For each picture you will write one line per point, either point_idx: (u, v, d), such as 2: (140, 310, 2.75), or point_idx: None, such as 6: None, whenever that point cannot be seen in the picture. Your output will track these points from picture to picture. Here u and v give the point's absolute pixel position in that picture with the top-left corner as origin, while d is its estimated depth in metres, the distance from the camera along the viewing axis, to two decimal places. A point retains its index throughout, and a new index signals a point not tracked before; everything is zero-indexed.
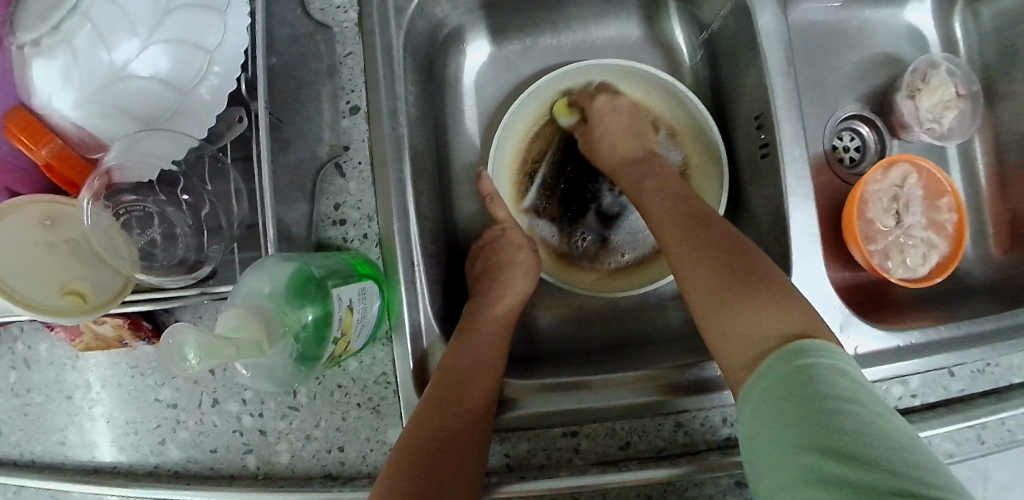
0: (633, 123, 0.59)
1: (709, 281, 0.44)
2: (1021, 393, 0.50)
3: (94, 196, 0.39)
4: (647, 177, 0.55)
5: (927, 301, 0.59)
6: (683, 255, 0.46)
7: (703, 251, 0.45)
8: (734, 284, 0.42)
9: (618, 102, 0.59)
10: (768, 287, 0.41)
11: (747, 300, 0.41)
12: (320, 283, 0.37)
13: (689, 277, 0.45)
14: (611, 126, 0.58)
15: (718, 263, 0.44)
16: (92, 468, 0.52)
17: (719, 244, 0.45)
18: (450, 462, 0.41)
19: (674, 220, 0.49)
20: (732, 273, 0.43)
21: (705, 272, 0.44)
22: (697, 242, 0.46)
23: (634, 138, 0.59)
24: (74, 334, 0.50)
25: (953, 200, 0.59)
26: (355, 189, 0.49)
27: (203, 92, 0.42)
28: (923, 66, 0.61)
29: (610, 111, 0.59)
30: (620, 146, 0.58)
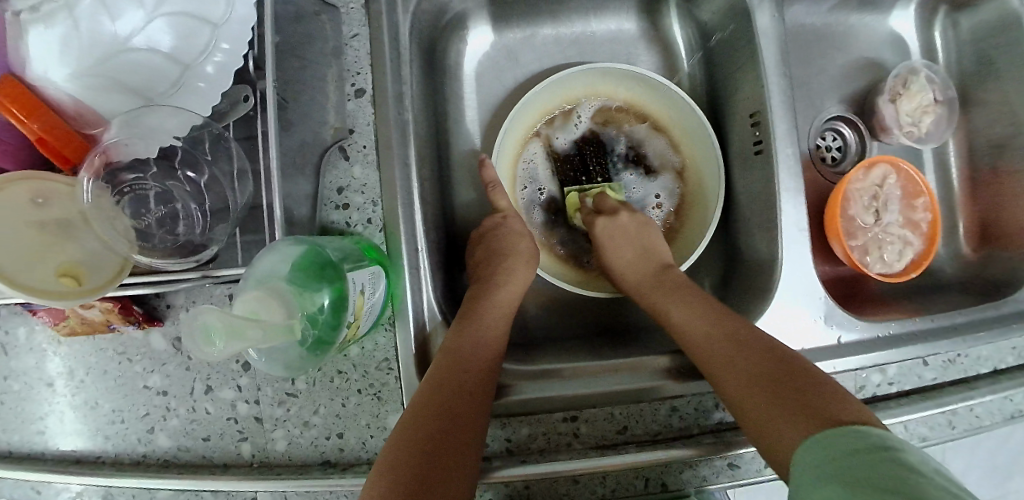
0: (643, 238, 0.59)
1: (756, 395, 0.43)
2: (986, 382, 0.53)
3: (94, 173, 0.37)
4: (660, 290, 0.55)
5: (901, 295, 0.62)
6: (729, 389, 0.45)
7: (741, 372, 0.44)
8: (783, 393, 0.42)
9: (622, 222, 0.59)
10: (817, 393, 0.41)
11: (795, 414, 0.40)
12: (336, 266, 0.36)
13: (733, 402, 0.44)
14: (619, 241, 0.59)
15: (756, 387, 0.43)
16: (74, 458, 0.51)
17: (768, 357, 0.45)
18: (466, 453, 0.42)
19: (699, 337, 0.48)
20: (770, 387, 0.43)
21: (744, 378, 0.44)
22: (741, 361, 0.45)
23: (644, 257, 0.58)
24: (58, 318, 0.48)
25: (929, 200, 0.62)
26: (359, 172, 0.48)
27: (208, 68, 0.41)
28: (904, 72, 0.64)
29: (615, 238, 0.59)
30: (622, 257, 0.58)
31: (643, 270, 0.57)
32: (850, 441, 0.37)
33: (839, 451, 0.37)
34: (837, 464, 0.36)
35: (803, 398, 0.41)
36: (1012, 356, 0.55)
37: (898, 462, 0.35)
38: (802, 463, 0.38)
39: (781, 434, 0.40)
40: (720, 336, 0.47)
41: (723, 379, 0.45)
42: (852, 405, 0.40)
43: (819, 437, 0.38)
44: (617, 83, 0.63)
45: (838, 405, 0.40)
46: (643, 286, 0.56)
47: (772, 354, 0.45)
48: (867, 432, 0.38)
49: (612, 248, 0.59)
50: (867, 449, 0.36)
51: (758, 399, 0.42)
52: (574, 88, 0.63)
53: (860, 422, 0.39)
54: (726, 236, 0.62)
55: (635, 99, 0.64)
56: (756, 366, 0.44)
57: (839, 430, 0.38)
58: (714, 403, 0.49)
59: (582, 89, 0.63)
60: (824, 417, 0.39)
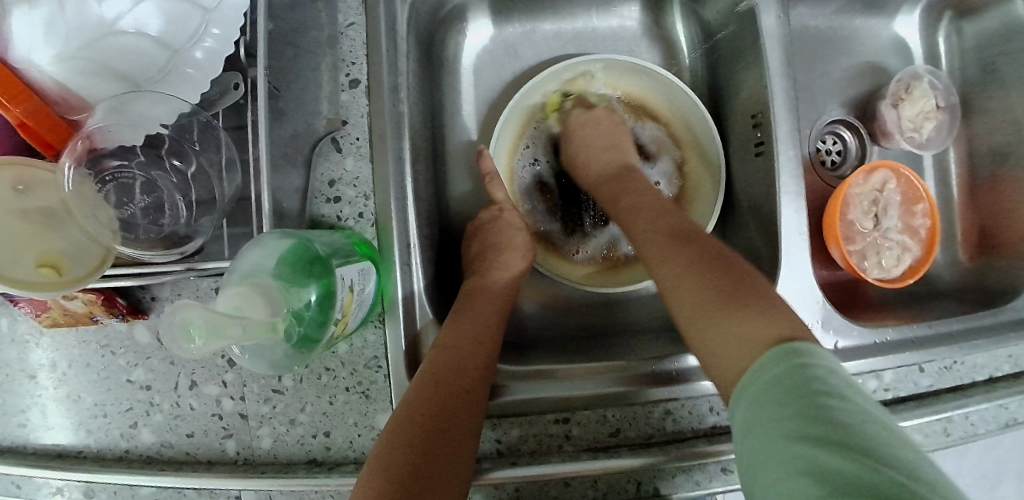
0: (612, 134, 0.61)
1: (688, 269, 0.45)
2: (982, 390, 0.53)
3: (77, 159, 0.36)
4: (623, 194, 0.55)
5: (898, 300, 0.62)
6: (665, 264, 0.46)
7: (682, 267, 0.45)
8: (727, 300, 0.41)
9: (595, 113, 0.61)
10: (757, 303, 0.41)
11: (735, 313, 0.40)
12: (324, 261, 0.35)
13: (672, 294, 0.45)
14: (591, 137, 0.60)
15: (702, 270, 0.44)
16: (55, 453, 0.50)
17: (708, 256, 0.45)
18: (433, 444, 0.40)
19: (650, 234, 0.50)
20: (718, 285, 0.43)
21: (690, 273, 0.44)
22: (687, 261, 0.45)
23: (609, 152, 0.59)
24: (39, 309, 0.47)
25: (928, 206, 0.61)
26: (351, 165, 0.46)
27: (199, 55, 0.40)
28: (907, 76, 0.64)
29: (586, 123, 0.61)
30: (595, 160, 0.59)
31: (606, 165, 0.58)
32: (785, 365, 0.36)
33: (780, 381, 0.35)
34: (780, 397, 0.34)
35: (744, 300, 0.41)
36: (1009, 365, 0.54)
37: (838, 393, 0.33)
38: (743, 407, 0.36)
39: (722, 336, 0.40)
40: (668, 225, 0.49)
41: (661, 268, 0.47)
42: (790, 318, 0.40)
43: (778, 348, 0.37)
44: (620, 77, 0.62)
45: (766, 315, 0.40)
46: (603, 182, 0.58)
47: (721, 259, 0.45)
48: (809, 357, 0.36)
49: (580, 142, 0.60)
50: (801, 384, 0.34)
51: (704, 292, 0.43)
52: (575, 80, 0.62)
53: (791, 338, 0.38)
54: (724, 238, 0.61)
55: (637, 92, 0.63)
56: (689, 252, 0.46)
57: (784, 348, 0.37)
58: (709, 407, 0.48)
59: (585, 80, 0.62)
60: (759, 319, 0.39)
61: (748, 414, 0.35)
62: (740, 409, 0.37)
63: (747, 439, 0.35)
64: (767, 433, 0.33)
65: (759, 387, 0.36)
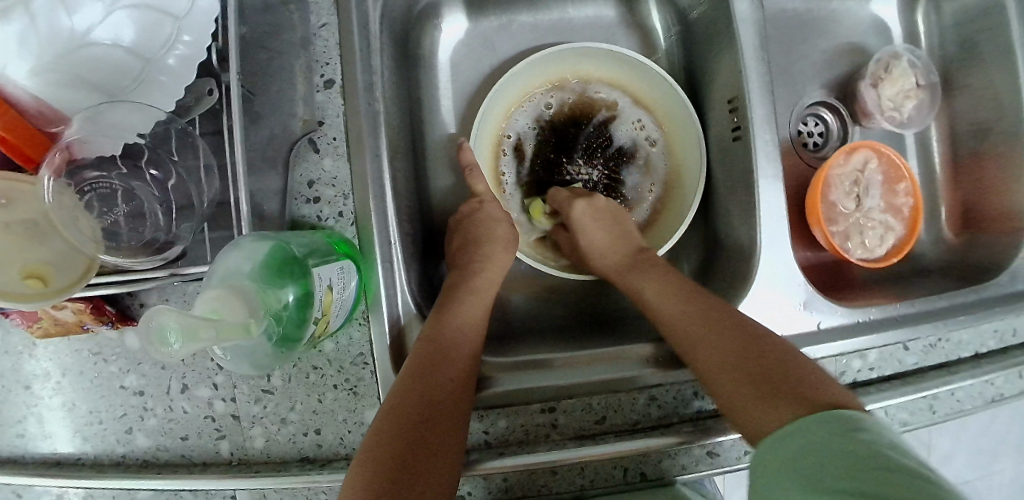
0: (614, 217, 0.59)
1: (726, 355, 0.44)
2: (967, 366, 0.53)
3: (55, 171, 0.36)
4: (646, 275, 0.53)
5: (883, 280, 0.62)
6: (706, 357, 0.45)
7: (719, 349, 0.44)
8: (768, 386, 0.41)
9: (596, 206, 0.59)
10: (798, 381, 0.41)
11: (777, 398, 0.41)
12: (301, 262, 0.36)
13: (709, 377, 0.44)
14: (592, 224, 0.58)
15: (735, 362, 0.43)
16: (54, 461, 0.50)
17: (739, 345, 0.44)
18: (432, 443, 0.41)
19: (681, 304, 0.49)
20: (754, 379, 0.42)
21: (727, 373, 0.43)
22: (727, 337, 0.45)
23: (616, 241, 0.58)
24: (30, 319, 0.47)
25: (909, 185, 0.61)
26: (329, 165, 0.47)
27: (172, 62, 0.40)
28: (887, 56, 0.64)
29: (588, 218, 0.58)
30: (598, 241, 0.58)
31: (620, 255, 0.57)
32: (832, 426, 0.37)
33: (813, 423, 0.38)
34: (813, 435, 0.37)
35: (792, 385, 0.41)
36: (993, 340, 0.55)
37: (852, 429, 0.37)
38: (766, 441, 0.39)
39: (756, 424, 0.41)
40: (696, 317, 0.47)
41: (699, 353, 0.45)
42: (832, 393, 0.41)
43: (802, 421, 0.39)
44: (601, 65, 0.62)
45: (807, 383, 0.41)
46: (619, 274, 0.56)
47: (749, 333, 0.45)
48: (856, 417, 0.38)
49: (593, 244, 0.58)
50: (837, 422, 0.37)
51: (744, 398, 0.42)
52: (557, 69, 0.62)
53: (841, 406, 0.39)
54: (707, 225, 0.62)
55: (619, 81, 0.63)
56: (724, 338, 0.45)
57: (828, 413, 0.38)
58: (693, 392, 0.49)
59: (567, 69, 0.62)
60: (806, 397, 0.40)
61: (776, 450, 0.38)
62: (763, 446, 0.40)
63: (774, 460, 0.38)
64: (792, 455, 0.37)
65: (787, 431, 0.39)
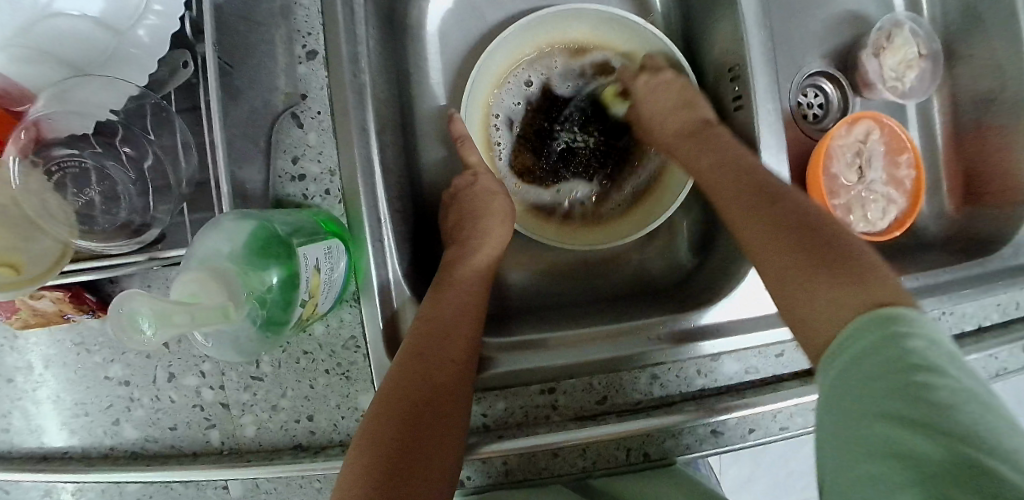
0: (681, 90, 0.54)
1: (782, 265, 0.41)
2: (971, 340, 0.52)
3: (21, 150, 0.34)
4: (701, 151, 0.51)
5: (885, 254, 0.61)
6: (763, 253, 0.42)
7: (762, 209, 0.44)
8: (829, 271, 0.39)
9: (659, 79, 0.56)
10: (840, 252, 0.40)
11: (839, 283, 0.38)
12: (285, 241, 0.34)
13: (759, 256, 0.43)
14: (659, 99, 0.56)
15: (784, 236, 0.42)
16: (40, 455, 0.49)
17: (801, 224, 0.42)
18: (434, 406, 0.41)
19: (732, 195, 0.46)
20: (816, 261, 0.40)
21: (772, 240, 0.42)
22: (770, 229, 0.43)
23: (681, 109, 0.54)
24: (9, 311, 0.45)
25: (912, 156, 0.60)
26: (314, 141, 0.45)
27: (143, 34, 0.38)
28: (889, 25, 0.62)
29: (650, 93, 0.56)
30: (670, 122, 0.55)
31: (677, 125, 0.54)
32: (880, 335, 0.34)
33: (872, 356, 0.34)
34: (871, 374, 0.33)
35: (830, 250, 0.40)
36: (997, 313, 0.54)
37: (936, 390, 0.30)
38: (828, 379, 0.36)
39: (812, 313, 0.39)
40: (743, 184, 0.46)
41: (748, 229, 0.44)
42: (885, 278, 0.38)
43: (863, 319, 0.36)
44: (598, 31, 0.60)
45: (853, 268, 0.39)
46: (681, 139, 0.54)
47: (804, 223, 0.42)
48: (902, 315, 0.35)
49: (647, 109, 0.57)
50: (895, 356, 0.33)
51: (797, 259, 0.40)
52: (552, 35, 0.60)
53: (891, 302, 0.36)
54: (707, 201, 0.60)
55: (617, 49, 0.61)
56: (777, 215, 0.43)
57: (875, 313, 0.36)
58: (696, 370, 0.48)
59: (563, 35, 0.60)
60: (840, 298, 0.37)
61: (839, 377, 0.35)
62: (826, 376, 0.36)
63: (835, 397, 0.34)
64: (857, 419, 0.32)
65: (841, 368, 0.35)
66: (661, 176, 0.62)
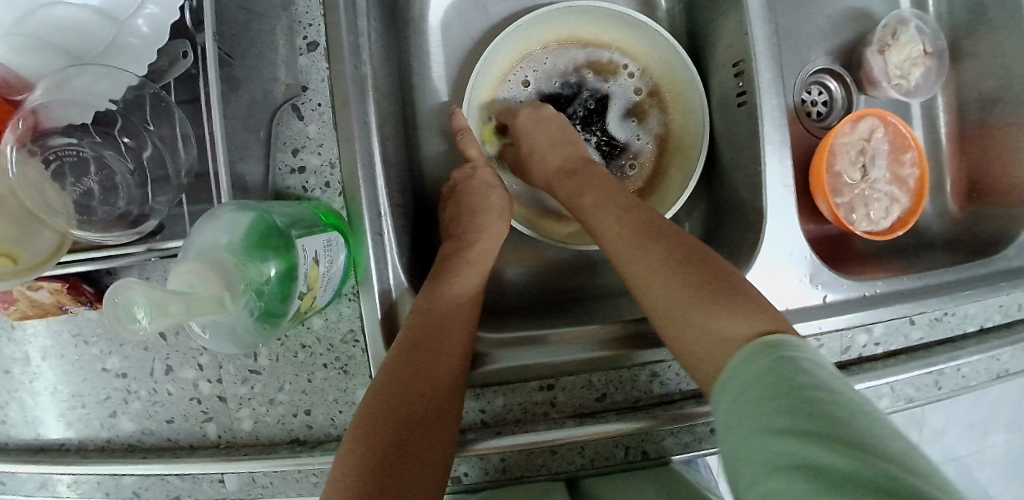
0: (572, 147, 0.57)
1: (699, 345, 0.41)
2: (973, 340, 0.52)
3: (18, 139, 0.33)
4: (603, 234, 0.50)
5: (888, 254, 0.61)
6: (677, 313, 0.43)
7: (659, 264, 0.45)
8: (719, 294, 0.42)
9: (542, 116, 0.58)
10: (723, 289, 0.42)
11: (725, 312, 0.41)
12: (284, 232, 0.34)
13: (681, 344, 0.42)
14: (589, 183, 0.53)
15: (671, 273, 0.44)
16: (37, 447, 0.49)
17: (678, 254, 0.45)
18: (421, 407, 0.41)
19: (656, 266, 0.45)
20: (699, 290, 0.42)
21: (662, 280, 0.44)
22: (666, 274, 0.44)
23: (569, 167, 0.56)
24: (6, 302, 0.45)
25: (917, 155, 0.59)
26: (314, 132, 0.44)
27: (143, 22, 0.37)
28: (894, 21, 0.62)
29: (536, 133, 0.57)
30: (593, 216, 0.51)
31: (569, 163, 0.56)
32: (774, 365, 0.36)
33: (762, 388, 0.35)
34: (757, 396, 0.35)
35: (707, 288, 0.42)
36: (1000, 315, 0.54)
37: (824, 406, 0.32)
38: (726, 402, 0.37)
39: (704, 347, 0.41)
40: (672, 253, 0.45)
41: (671, 323, 0.43)
42: (759, 307, 0.41)
43: (755, 352, 0.38)
44: (605, 29, 0.60)
45: (736, 304, 0.41)
46: (588, 208, 0.52)
47: (691, 254, 0.45)
48: (784, 346, 0.38)
49: (528, 136, 0.58)
50: (790, 387, 0.34)
51: (693, 310, 0.42)
52: (558, 32, 0.60)
53: (769, 332, 0.39)
54: (709, 198, 0.60)
55: (622, 47, 0.60)
56: (669, 258, 0.45)
57: (761, 345, 0.38)
58: None
59: (569, 32, 0.60)
60: (729, 333, 0.40)
61: (731, 424, 0.36)
62: (720, 408, 0.38)
63: (733, 432, 0.35)
64: (755, 434, 0.34)
65: (736, 396, 0.37)
66: (663, 175, 0.62)
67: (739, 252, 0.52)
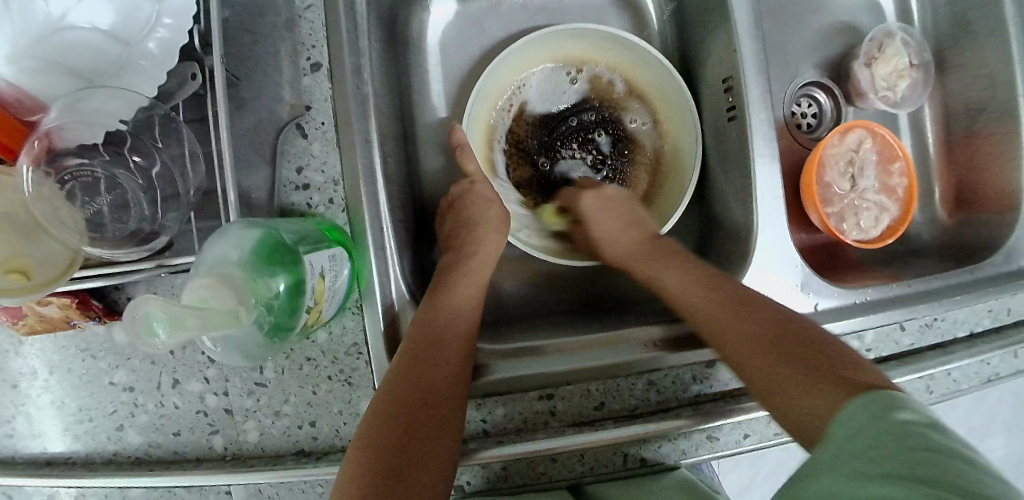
0: (630, 210, 0.58)
1: (755, 348, 0.43)
2: (963, 345, 0.53)
3: (34, 158, 0.35)
4: (671, 259, 0.52)
5: (878, 261, 0.62)
6: (746, 351, 0.43)
7: (760, 343, 0.43)
8: (806, 372, 0.40)
9: (607, 196, 0.59)
10: (835, 362, 0.40)
11: (809, 386, 0.39)
12: (291, 248, 0.35)
13: (739, 363, 0.43)
14: (606, 221, 0.57)
15: (775, 362, 0.42)
16: (44, 460, 0.49)
17: (773, 330, 0.43)
18: (431, 398, 0.43)
19: (715, 307, 0.46)
20: (786, 359, 0.41)
21: (756, 348, 0.43)
22: (752, 324, 0.44)
23: (628, 230, 0.57)
24: (15, 317, 0.46)
25: (904, 165, 0.61)
26: (318, 150, 0.46)
27: (151, 46, 0.39)
28: (880, 35, 0.64)
29: (599, 209, 0.58)
30: (609, 231, 0.57)
31: (630, 243, 0.56)
32: (872, 411, 0.35)
33: (865, 431, 0.34)
34: (865, 437, 0.34)
35: (815, 361, 0.40)
36: (988, 319, 0.55)
37: (933, 450, 0.31)
38: (829, 441, 0.36)
39: (795, 402, 0.40)
40: (721, 304, 0.46)
41: (727, 347, 0.44)
42: (876, 375, 0.39)
43: (854, 401, 0.37)
44: (605, 51, 0.61)
45: (838, 364, 0.40)
46: (637, 258, 0.55)
47: (779, 324, 0.44)
48: (895, 397, 0.36)
49: (597, 226, 0.58)
50: (887, 433, 0.33)
51: (783, 371, 0.41)
52: (558, 52, 0.61)
53: (878, 385, 0.38)
54: (702, 209, 0.61)
55: (619, 68, 0.62)
56: (761, 321, 0.44)
57: (871, 393, 0.37)
58: (692, 376, 0.48)
59: (569, 52, 0.61)
60: (854, 380, 0.39)
61: (830, 466, 0.35)
62: (823, 448, 0.36)
63: (827, 462, 0.35)
64: (842, 469, 0.34)
65: (841, 442, 0.35)
66: (655, 193, 0.63)
67: (733, 263, 0.54)
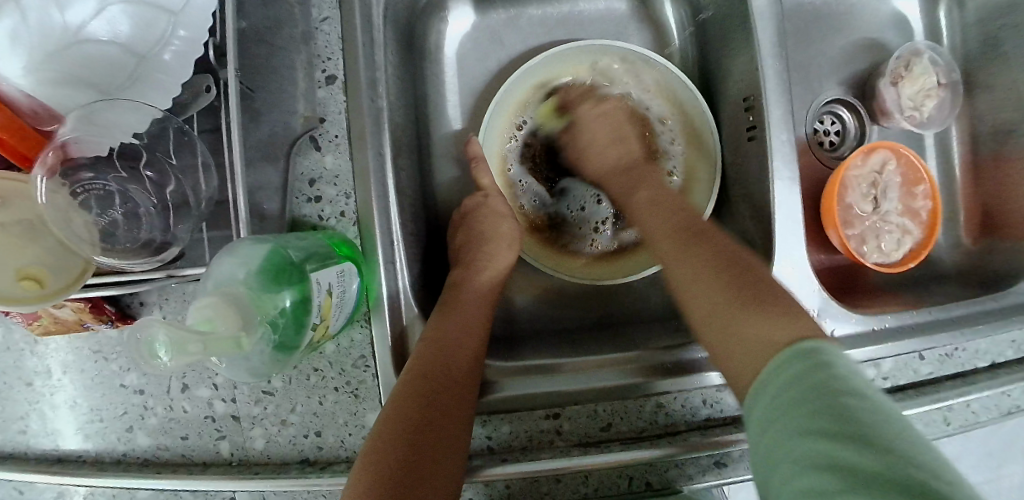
0: (620, 128, 0.59)
1: (709, 300, 0.44)
2: (985, 377, 0.52)
3: (49, 170, 0.35)
4: (640, 190, 0.54)
5: (898, 285, 0.60)
6: (684, 276, 0.46)
7: (705, 270, 0.45)
8: (746, 302, 0.42)
9: (604, 106, 0.60)
10: (770, 297, 0.42)
11: (757, 316, 0.41)
12: (298, 266, 0.35)
13: (689, 303, 0.45)
14: (603, 130, 0.59)
15: (731, 285, 0.43)
16: (55, 458, 0.50)
17: (721, 261, 0.45)
18: (441, 408, 0.42)
19: (670, 232, 0.49)
20: (732, 289, 0.43)
21: (704, 275, 0.45)
22: (699, 256, 0.46)
23: (615, 145, 0.58)
24: (30, 318, 0.46)
25: (929, 188, 0.59)
26: (331, 163, 0.46)
27: (168, 58, 0.39)
28: (907, 54, 0.62)
29: (597, 118, 0.60)
30: (608, 156, 0.58)
31: (620, 157, 0.58)
32: (803, 363, 0.36)
33: (794, 389, 0.34)
34: (795, 399, 0.34)
35: (745, 288, 0.43)
36: (1012, 350, 0.53)
37: (853, 414, 0.31)
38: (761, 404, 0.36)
39: (734, 341, 0.41)
40: (680, 228, 0.49)
41: (681, 263, 0.47)
42: (807, 320, 0.40)
43: (786, 353, 0.37)
44: (626, 70, 0.60)
45: (776, 305, 0.41)
46: (615, 177, 0.57)
47: (731, 260, 0.45)
48: (811, 347, 0.37)
49: (588, 142, 0.59)
50: (815, 387, 0.33)
51: (717, 298, 0.43)
52: (577, 68, 0.61)
53: (804, 337, 0.38)
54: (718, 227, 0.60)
55: (640, 88, 0.61)
56: (702, 257, 0.46)
57: (797, 350, 0.37)
58: (702, 400, 0.48)
59: (589, 69, 0.61)
60: (765, 334, 0.39)
61: (767, 412, 0.35)
62: (758, 407, 0.36)
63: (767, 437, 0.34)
64: (781, 432, 0.33)
65: (770, 397, 0.36)
66: None
67: None
